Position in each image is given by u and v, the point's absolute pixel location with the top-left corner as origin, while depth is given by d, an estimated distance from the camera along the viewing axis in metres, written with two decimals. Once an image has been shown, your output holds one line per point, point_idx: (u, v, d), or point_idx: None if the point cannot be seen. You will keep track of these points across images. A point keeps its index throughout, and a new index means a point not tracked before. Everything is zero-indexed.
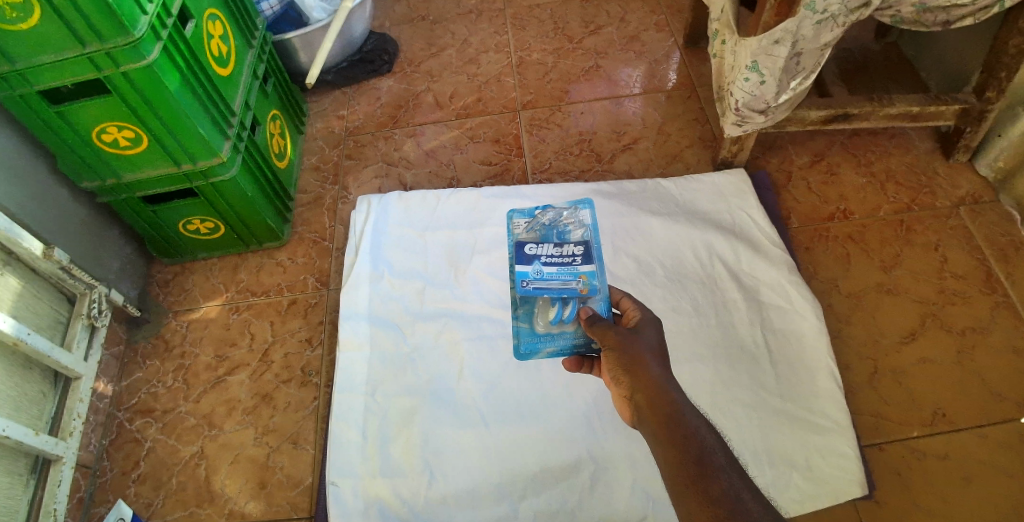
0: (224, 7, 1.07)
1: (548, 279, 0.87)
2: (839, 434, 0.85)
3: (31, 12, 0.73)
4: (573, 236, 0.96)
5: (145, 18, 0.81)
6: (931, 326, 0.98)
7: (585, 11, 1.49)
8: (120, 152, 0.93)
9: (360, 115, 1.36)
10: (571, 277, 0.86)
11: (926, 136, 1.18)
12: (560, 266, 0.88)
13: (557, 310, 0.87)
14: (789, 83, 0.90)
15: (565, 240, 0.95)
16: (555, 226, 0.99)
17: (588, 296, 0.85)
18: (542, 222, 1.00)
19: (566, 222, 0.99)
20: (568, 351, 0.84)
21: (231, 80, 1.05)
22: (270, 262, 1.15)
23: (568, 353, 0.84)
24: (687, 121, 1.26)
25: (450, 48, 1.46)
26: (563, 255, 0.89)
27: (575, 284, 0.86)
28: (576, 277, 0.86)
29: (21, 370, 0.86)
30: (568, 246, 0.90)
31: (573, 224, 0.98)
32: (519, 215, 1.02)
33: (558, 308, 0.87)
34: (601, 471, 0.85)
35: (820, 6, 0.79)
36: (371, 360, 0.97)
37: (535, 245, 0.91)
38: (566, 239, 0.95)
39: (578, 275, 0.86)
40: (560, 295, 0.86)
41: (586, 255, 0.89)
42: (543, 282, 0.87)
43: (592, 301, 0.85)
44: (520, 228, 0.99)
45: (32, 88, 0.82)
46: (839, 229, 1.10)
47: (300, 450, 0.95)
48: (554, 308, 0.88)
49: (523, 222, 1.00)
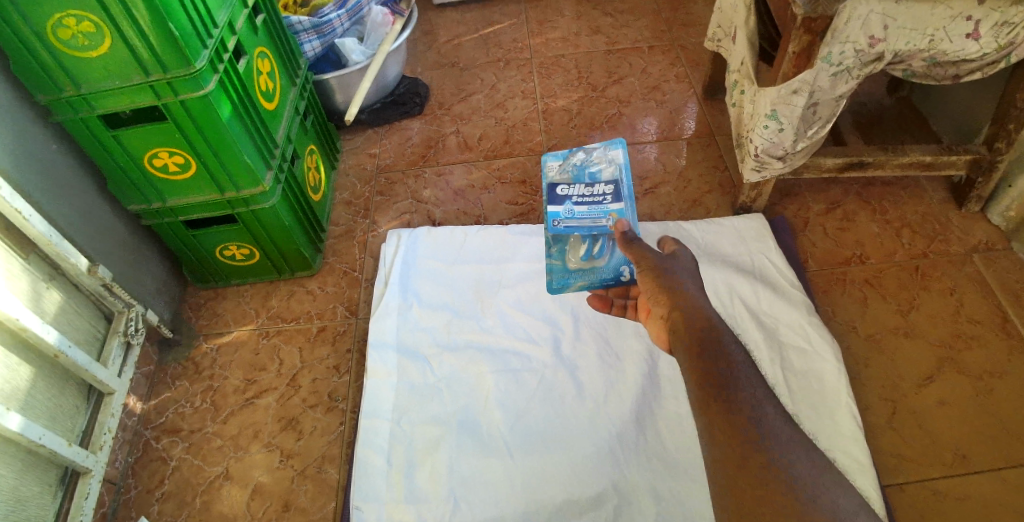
0: (273, 46, 1.14)
1: (577, 214, 0.98)
2: (861, 471, 0.85)
3: (103, 41, 0.79)
4: (604, 175, 1.03)
5: (206, 52, 0.87)
6: (948, 370, 0.99)
7: (608, 62, 1.57)
8: (168, 176, 0.98)
9: (391, 153, 1.42)
10: (602, 215, 0.97)
11: (939, 187, 1.23)
12: (592, 202, 0.99)
13: (586, 248, 0.98)
14: (806, 132, 0.95)
15: (596, 180, 1.02)
16: (586, 165, 1.05)
17: (618, 232, 0.95)
18: (573, 163, 1.07)
19: (596, 161, 1.05)
20: (597, 284, 0.94)
21: (276, 115, 1.11)
22: (302, 290, 1.18)
23: (597, 286, 0.95)
24: (707, 167, 1.31)
25: (479, 93, 1.53)
26: (595, 195, 1.00)
27: (605, 221, 0.96)
28: (606, 215, 0.96)
29: (58, 381, 0.89)
30: (599, 186, 1.00)
31: (603, 162, 1.04)
32: (553, 157, 1.10)
33: (589, 245, 0.98)
34: (624, 504, 0.85)
35: (836, 60, 0.85)
36: (398, 388, 0.98)
37: (567, 187, 1.02)
38: (597, 179, 1.02)
39: (607, 213, 0.96)
40: (590, 232, 0.97)
41: (616, 193, 0.99)
42: (574, 220, 0.98)
43: (622, 239, 0.95)
44: (553, 171, 1.07)
45: (94, 111, 0.87)
46: (856, 273, 1.12)
47: (325, 474, 0.95)
48: (584, 246, 0.98)
49: (556, 164, 1.07)
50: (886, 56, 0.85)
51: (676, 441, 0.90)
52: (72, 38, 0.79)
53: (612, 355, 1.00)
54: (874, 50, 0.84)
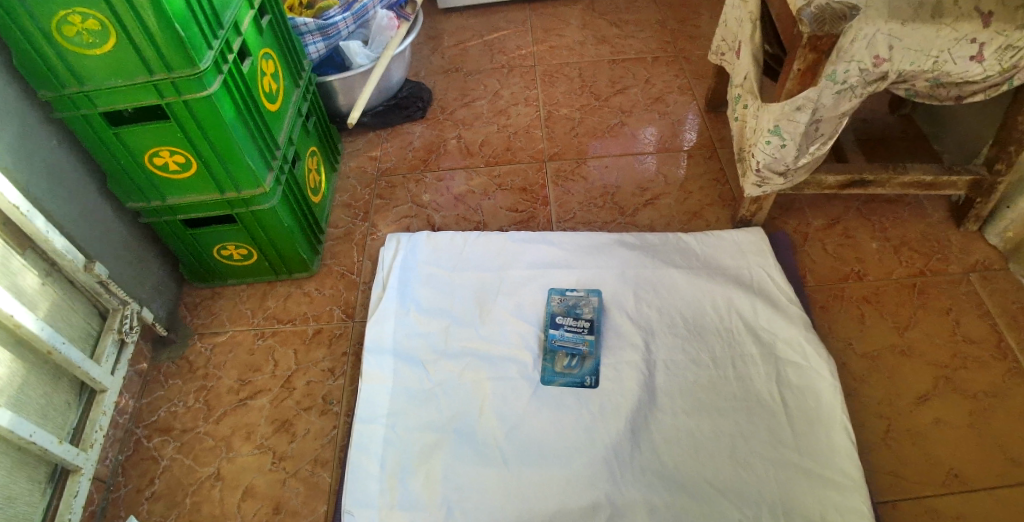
0: (277, 47, 1.14)
1: (561, 339, 1.01)
2: (855, 489, 0.84)
3: (107, 39, 0.79)
4: (587, 314, 1.05)
5: (211, 53, 0.87)
6: (944, 389, 0.99)
7: (612, 72, 1.57)
8: (169, 175, 0.97)
9: (393, 157, 1.42)
10: (578, 344, 1.00)
11: (939, 206, 1.23)
12: (574, 325, 1.03)
13: (568, 366, 0.99)
14: (808, 148, 0.95)
15: (579, 316, 1.04)
16: (578, 304, 1.06)
17: (588, 354, 1.00)
18: (566, 299, 1.07)
19: (585, 301, 1.07)
20: (577, 385, 0.97)
21: (279, 116, 1.11)
22: (299, 291, 1.18)
23: (579, 383, 0.97)
24: (708, 180, 1.31)
25: (482, 99, 1.53)
26: (577, 326, 1.03)
27: (580, 346, 1.00)
28: (582, 342, 1.00)
29: (51, 378, 0.88)
30: (582, 319, 1.04)
31: (590, 303, 1.06)
32: (556, 291, 1.09)
33: (570, 366, 0.99)
34: (618, 516, 0.85)
35: (840, 78, 0.85)
36: (394, 394, 0.98)
37: (559, 316, 1.05)
38: (581, 315, 1.05)
39: (583, 341, 1.00)
40: (571, 357, 1.00)
41: (593, 328, 1.03)
42: (555, 344, 1.01)
43: (590, 359, 1.00)
44: (551, 302, 1.07)
45: (96, 109, 0.87)
46: (854, 290, 1.12)
47: (318, 478, 0.94)
48: (566, 361, 1.00)
49: (556, 298, 1.08)
50: (890, 75, 0.86)
51: (671, 454, 0.90)
52: (76, 35, 0.79)
53: (610, 366, 0.99)
54: (878, 69, 0.84)
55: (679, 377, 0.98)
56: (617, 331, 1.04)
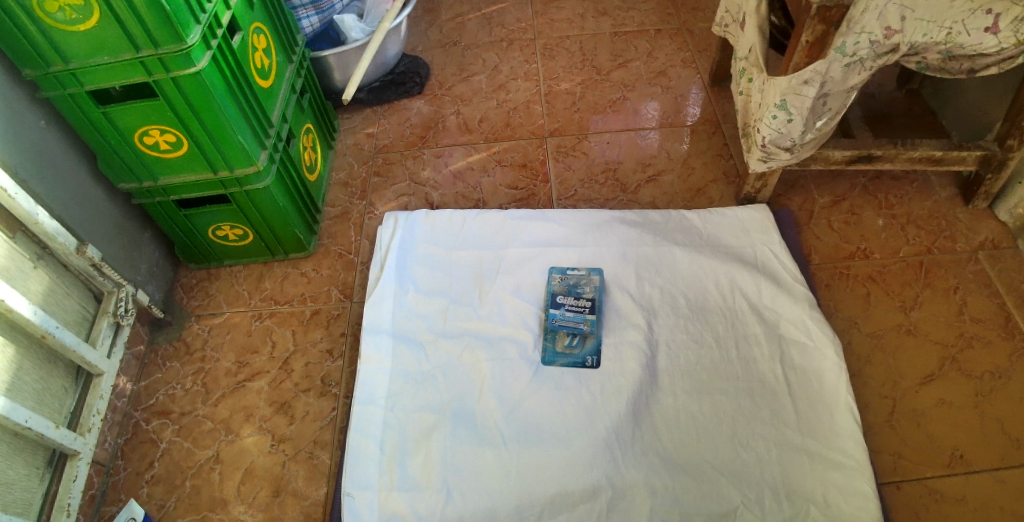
0: (269, 22, 1.11)
1: (562, 320, 0.99)
2: (858, 471, 0.84)
3: (90, 15, 0.76)
4: (588, 293, 1.03)
5: (198, 27, 0.84)
6: (949, 369, 0.98)
7: (614, 45, 1.53)
8: (160, 155, 0.95)
9: (390, 134, 1.39)
10: (579, 324, 0.99)
11: (948, 182, 1.20)
12: (575, 305, 1.01)
13: (569, 346, 0.98)
14: (815, 124, 0.92)
15: (580, 295, 1.03)
16: (579, 284, 1.04)
17: (589, 333, 0.98)
18: (568, 278, 1.05)
19: (586, 280, 1.05)
20: (578, 365, 0.96)
21: (271, 92, 1.08)
22: (296, 272, 1.16)
23: (579, 363, 0.96)
24: (712, 155, 1.28)
25: (481, 74, 1.49)
26: (578, 306, 1.01)
27: (581, 326, 0.98)
28: (583, 322, 0.99)
29: (46, 362, 0.87)
30: (583, 298, 1.02)
31: (592, 282, 1.04)
32: (556, 270, 1.07)
33: (571, 346, 0.98)
34: (618, 498, 0.84)
35: (850, 50, 0.82)
36: (392, 375, 0.97)
37: (560, 296, 1.03)
38: (582, 294, 1.03)
39: (585, 320, 0.99)
40: (572, 337, 0.99)
41: (594, 307, 1.01)
42: (556, 324, 0.99)
43: (591, 338, 0.98)
44: (552, 281, 1.05)
45: (82, 88, 0.84)
46: (860, 268, 1.11)
47: (317, 460, 0.94)
48: (568, 341, 0.99)
49: (557, 277, 1.06)
50: (901, 48, 0.82)
51: (673, 436, 0.89)
52: (59, 11, 0.76)
53: (611, 346, 0.98)
54: (890, 42, 0.81)
55: (681, 358, 0.97)
56: (619, 311, 1.02)
